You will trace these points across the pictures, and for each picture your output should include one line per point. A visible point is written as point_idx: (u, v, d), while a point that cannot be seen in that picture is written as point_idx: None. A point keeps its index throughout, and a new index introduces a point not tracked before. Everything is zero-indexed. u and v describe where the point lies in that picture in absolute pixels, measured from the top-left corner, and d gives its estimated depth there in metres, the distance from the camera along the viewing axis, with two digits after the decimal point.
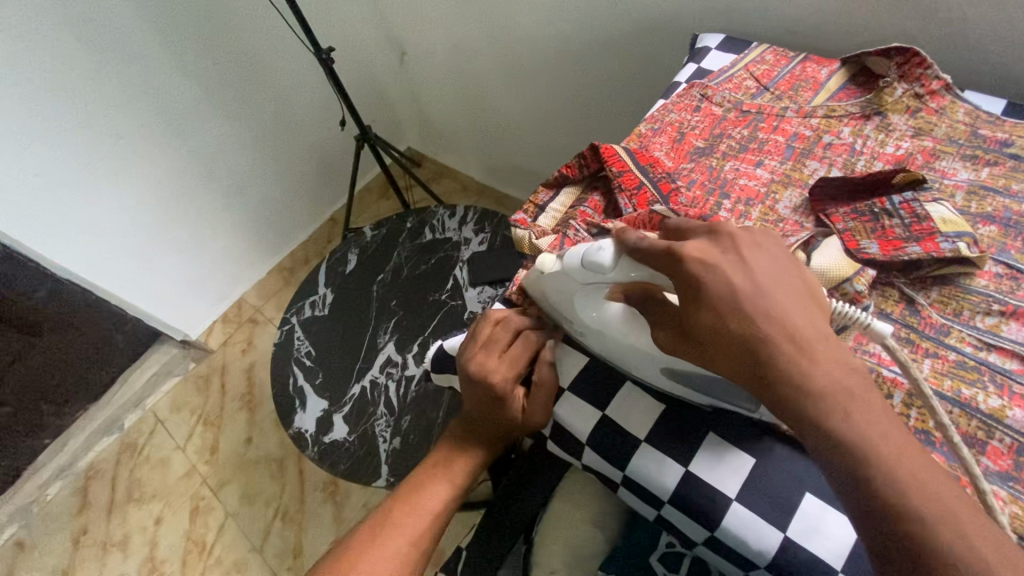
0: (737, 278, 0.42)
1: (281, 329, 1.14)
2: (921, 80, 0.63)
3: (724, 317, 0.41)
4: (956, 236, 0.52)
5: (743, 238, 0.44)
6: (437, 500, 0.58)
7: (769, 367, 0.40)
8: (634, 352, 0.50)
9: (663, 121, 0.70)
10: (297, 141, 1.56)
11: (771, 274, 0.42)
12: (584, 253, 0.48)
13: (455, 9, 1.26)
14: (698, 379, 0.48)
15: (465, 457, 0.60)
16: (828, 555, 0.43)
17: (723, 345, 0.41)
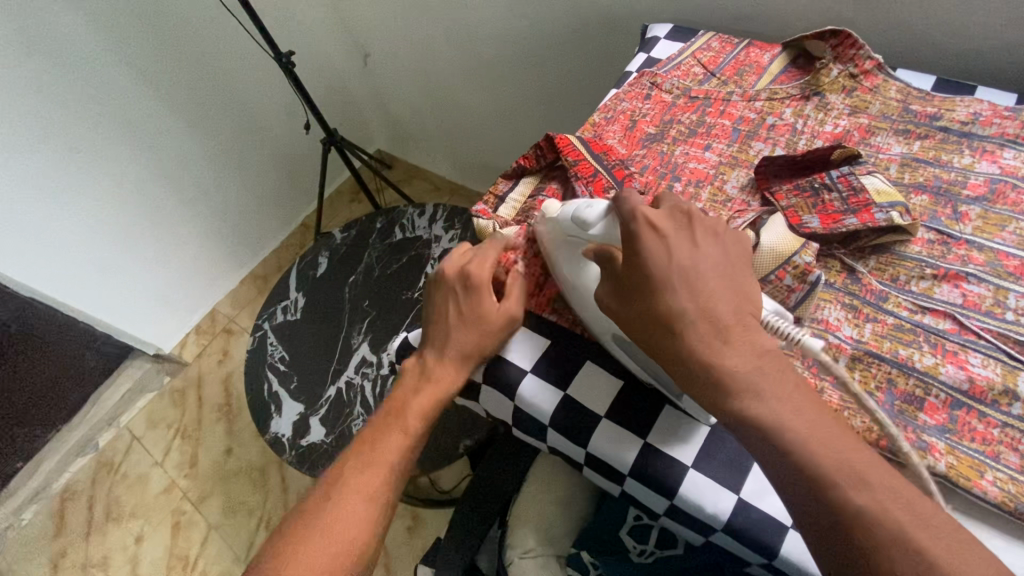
0: (676, 248, 0.43)
1: (254, 335, 1.13)
2: (854, 61, 0.66)
3: (648, 277, 0.43)
4: (889, 207, 0.54)
5: (701, 221, 0.45)
6: (394, 453, 0.53)
7: (681, 336, 0.42)
8: (589, 307, 0.53)
9: (615, 110, 0.72)
10: (263, 147, 1.54)
11: (711, 256, 0.44)
12: (575, 208, 0.51)
13: (414, 8, 1.26)
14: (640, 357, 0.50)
15: (425, 396, 0.54)
16: (778, 513, 0.46)
17: (641, 308, 0.43)
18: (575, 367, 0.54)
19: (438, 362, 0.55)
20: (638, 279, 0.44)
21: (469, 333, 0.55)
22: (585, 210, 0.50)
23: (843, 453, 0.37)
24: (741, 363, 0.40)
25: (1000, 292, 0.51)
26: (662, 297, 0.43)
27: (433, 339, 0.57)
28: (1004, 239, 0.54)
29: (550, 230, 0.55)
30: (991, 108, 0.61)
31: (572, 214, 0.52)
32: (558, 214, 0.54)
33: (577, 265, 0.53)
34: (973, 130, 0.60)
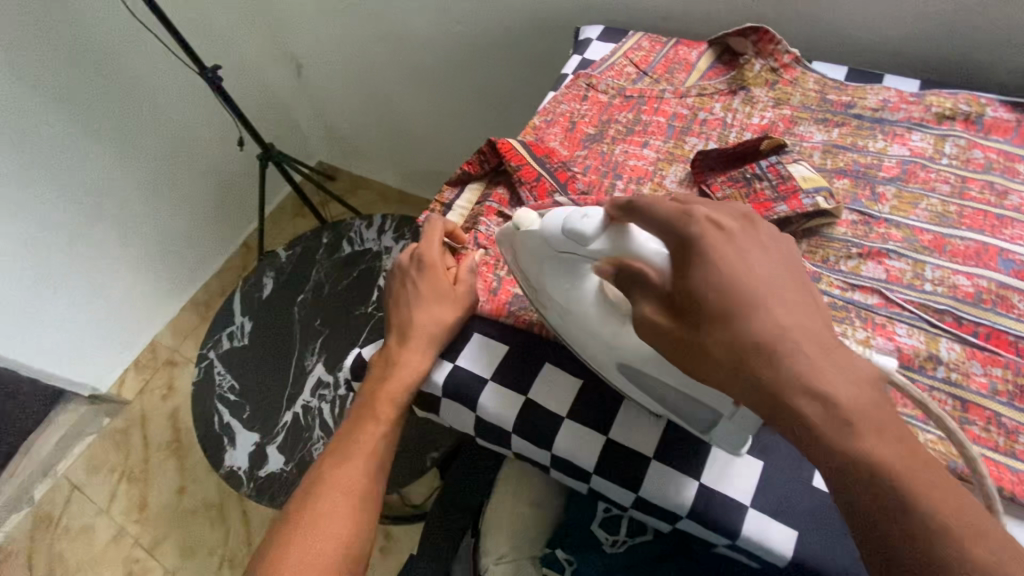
0: (738, 259, 0.36)
1: (199, 365, 1.08)
2: (774, 56, 0.70)
3: (724, 298, 0.35)
4: (814, 192, 0.58)
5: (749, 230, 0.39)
6: (371, 441, 0.55)
7: (782, 371, 0.34)
8: (587, 327, 0.48)
9: (554, 112, 0.73)
10: (195, 166, 1.47)
11: (773, 264, 0.37)
12: (566, 219, 0.44)
13: (346, 17, 1.24)
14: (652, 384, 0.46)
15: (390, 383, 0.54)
16: (737, 493, 0.47)
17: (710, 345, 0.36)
18: (534, 369, 0.54)
19: (402, 347, 0.55)
20: (719, 299, 0.36)
21: (427, 310, 0.56)
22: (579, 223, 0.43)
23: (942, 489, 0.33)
24: (844, 415, 0.33)
25: (917, 266, 0.55)
26: (747, 321, 0.35)
27: (397, 327, 0.57)
28: (918, 215, 0.58)
29: (534, 241, 0.48)
30: (897, 95, 0.66)
31: (562, 228, 0.45)
32: (542, 226, 0.47)
33: (572, 280, 0.47)
34: (883, 116, 0.65)
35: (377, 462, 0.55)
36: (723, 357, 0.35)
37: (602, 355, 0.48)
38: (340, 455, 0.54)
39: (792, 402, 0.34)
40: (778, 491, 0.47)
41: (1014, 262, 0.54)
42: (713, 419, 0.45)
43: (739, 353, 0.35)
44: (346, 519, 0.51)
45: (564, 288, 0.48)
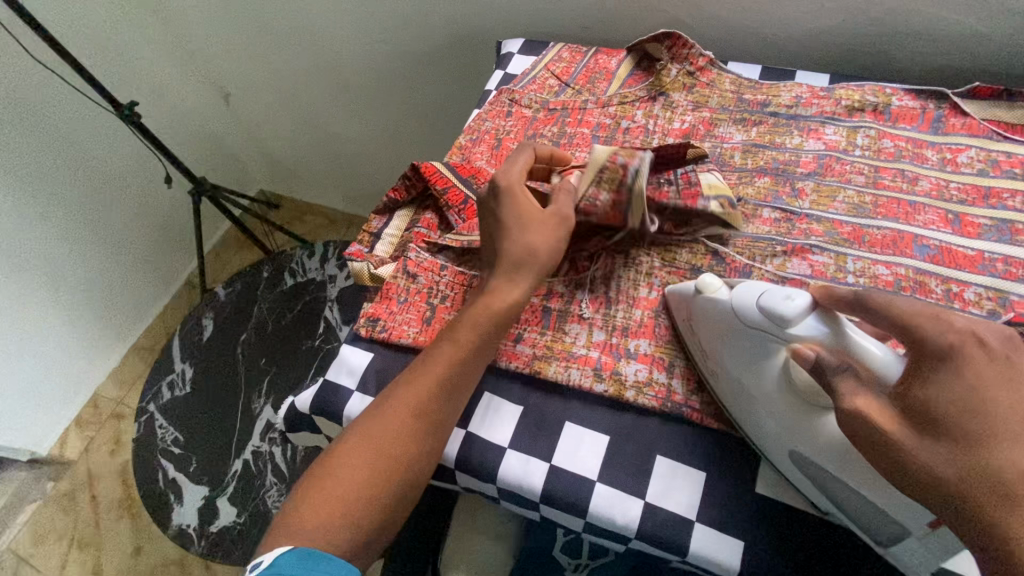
0: (998, 388, 0.35)
1: (139, 420, 1.02)
2: (689, 60, 0.70)
3: (965, 418, 0.35)
4: (714, 197, 0.57)
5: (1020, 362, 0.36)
6: (442, 362, 0.49)
7: (1022, 515, 0.32)
8: (760, 406, 0.45)
9: (479, 130, 0.72)
10: (124, 208, 1.39)
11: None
12: (766, 295, 0.43)
13: (272, 41, 1.20)
14: (830, 483, 0.42)
15: (454, 347, 0.49)
16: (682, 508, 0.47)
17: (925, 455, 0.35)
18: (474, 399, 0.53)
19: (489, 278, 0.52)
20: (964, 418, 0.35)
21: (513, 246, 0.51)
22: (783, 303, 0.42)
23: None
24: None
25: (840, 258, 0.56)
26: (988, 447, 0.34)
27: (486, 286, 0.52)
28: (837, 208, 0.59)
29: (717, 311, 0.47)
30: (809, 90, 0.67)
31: (761, 302, 0.44)
32: (735, 299, 0.46)
33: (757, 356, 0.45)
34: (797, 112, 0.66)
35: (447, 388, 0.48)
36: (948, 477, 0.34)
37: (773, 440, 0.45)
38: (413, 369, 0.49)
39: (1007, 539, 0.31)
40: (720, 500, 0.47)
41: (929, 248, 0.55)
42: (877, 515, 0.41)
43: (963, 476, 0.34)
44: (376, 485, 0.45)
45: (739, 361, 0.46)
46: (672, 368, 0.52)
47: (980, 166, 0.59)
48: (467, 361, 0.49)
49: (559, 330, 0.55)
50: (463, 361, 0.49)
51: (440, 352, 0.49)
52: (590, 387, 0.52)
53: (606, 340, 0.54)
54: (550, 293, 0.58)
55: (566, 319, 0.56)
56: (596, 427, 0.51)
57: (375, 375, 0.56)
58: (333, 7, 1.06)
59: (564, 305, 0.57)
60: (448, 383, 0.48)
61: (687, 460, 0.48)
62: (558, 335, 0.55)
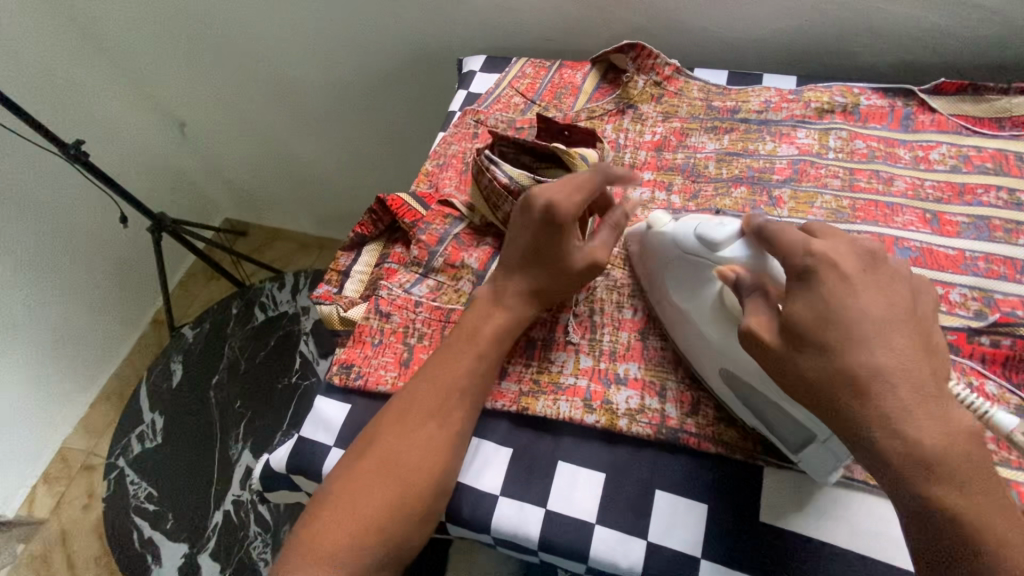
0: (852, 299, 0.37)
1: (108, 478, 0.96)
2: (655, 70, 0.69)
3: (835, 330, 0.37)
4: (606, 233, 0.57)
5: (874, 275, 0.39)
6: (464, 375, 0.48)
7: (871, 406, 0.35)
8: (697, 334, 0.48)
9: (446, 154, 0.70)
10: (79, 249, 1.31)
11: (891, 305, 0.37)
12: (700, 225, 0.47)
13: (225, 65, 1.15)
14: (756, 399, 0.45)
15: (470, 354, 0.49)
16: (687, 544, 0.45)
17: (805, 361, 0.37)
18: None
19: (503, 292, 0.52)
20: (829, 329, 0.37)
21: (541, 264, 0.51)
22: (714, 227, 0.46)
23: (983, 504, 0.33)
24: (921, 453, 0.34)
25: None
26: (848, 350, 0.36)
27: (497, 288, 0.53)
28: (816, 214, 0.57)
29: (663, 244, 0.51)
30: (777, 94, 0.66)
31: (694, 231, 0.47)
32: (672, 228, 0.50)
33: (694, 282, 0.48)
34: (768, 117, 0.65)
35: (470, 398, 0.48)
36: (816, 377, 0.37)
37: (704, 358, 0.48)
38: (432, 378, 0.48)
39: (868, 431, 0.35)
40: (725, 533, 0.45)
41: (910, 250, 0.53)
42: (790, 419, 0.43)
43: (829, 379, 0.36)
44: (403, 500, 0.44)
45: (680, 289, 0.49)
46: (665, 393, 0.50)
47: (953, 162, 0.59)
48: (485, 370, 0.49)
49: (545, 360, 0.53)
50: (482, 371, 0.49)
51: (461, 361, 0.49)
52: (581, 420, 0.49)
53: (595, 366, 0.52)
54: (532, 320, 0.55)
55: (551, 347, 0.54)
56: (590, 463, 0.48)
57: (352, 428, 0.53)
58: (287, 30, 1.03)
59: (548, 333, 0.54)
60: (468, 392, 0.48)
61: (687, 493, 0.46)
62: (543, 364, 0.53)
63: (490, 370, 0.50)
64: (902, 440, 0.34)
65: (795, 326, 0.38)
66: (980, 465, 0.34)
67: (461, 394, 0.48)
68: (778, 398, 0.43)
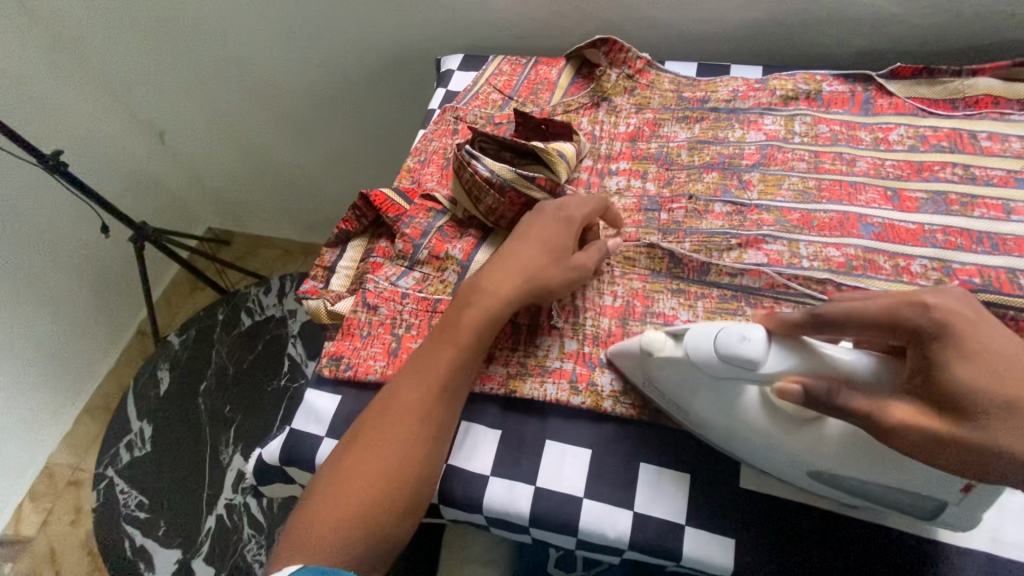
0: (1002, 349, 0.35)
1: (97, 488, 0.96)
2: (627, 63, 0.72)
3: (1011, 392, 0.34)
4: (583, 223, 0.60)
5: (984, 311, 0.37)
6: (446, 364, 0.49)
7: None
8: (777, 447, 0.43)
9: (427, 151, 0.71)
10: (60, 262, 1.30)
11: (1016, 340, 0.36)
12: (729, 346, 0.41)
13: (204, 73, 1.15)
14: (870, 487, 0.42)
15: (453, 344, 0.50)
16: (671, 513, 0.46)
17: (1004, 436, 0.33)
18: None
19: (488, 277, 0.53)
20: (1003, 387, 0.34)
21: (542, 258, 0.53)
22: (742, 345, 0.41)
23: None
24: None
25: (793, 245, 0.56)
26: None
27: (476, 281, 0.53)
28: (784, 196, 0.59)
29: (681, 368, 0.45)
30: (744, 83, 0.69)
31: (721, 353, 0.42)
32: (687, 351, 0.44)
33: (738, 397, 0.43)
34: (736, 106, 0.68)
35: (452, 387, 0.49)
36: (1019, 452, 0.33)
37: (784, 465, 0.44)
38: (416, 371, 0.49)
39: None
40: (708, 500, 0.47)
41: (873, 226, 0.56)
42: (919, 496, 0.41)
43: None
44: (386, 486, 0.44)
45: (724, 409, 0.44)
46: None
47: (911, 143, 0.62)
48: (467, 360, 0.50)
49: (531, 345, 0.54)
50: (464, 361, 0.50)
51: (445, 353, 0.50)
52: (567, 400, 0.51)
53: (579, 349, 0.54)
54: None
55: (536, 332, 0.55)
56: (577, 441, 0.50)
57: (343, 419, 0.54)
58: (266, 35, 1.03)
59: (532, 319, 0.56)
60: (449, 381, 0.49)
61: (670, 465, 0.48)
62: (530, 349, 0.54)
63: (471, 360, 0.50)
64: None
65: (979, 403, 0.34)
66: None
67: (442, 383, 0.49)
68: (887, 477, 0.40)
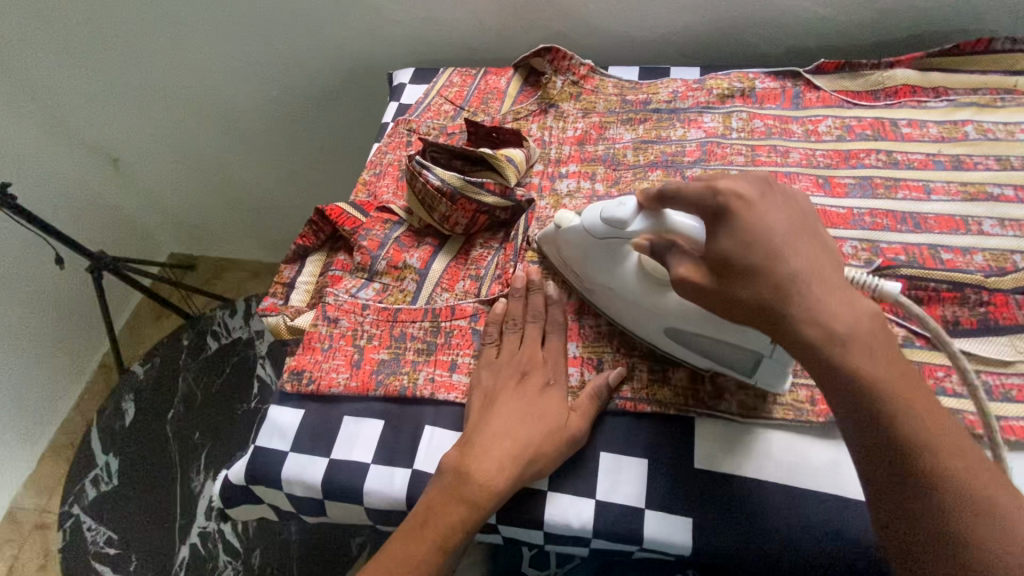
0: (762, 218, 0.38)
1: (64, 527, 0.94)
2: (571, 70, 0.74)
3: (756, 252, 0.37)
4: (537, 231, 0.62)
5: (773, 192, 0.40)
6: (486, 480, 0.45)
7: (800, 308, 0.36)
8: (639, 309, 0.50)
9: (382, 163, 0.72)
10: (15, 298, 1.26)
11: (788, 216, 0.39)
12: (604, 209, 0.50)
13: (158, 97, 1.14)
14: (703, 340, 0.48)
15: (488, 458, 0.46)
16: (631, 498, 0.48)
17: (741, 292, 0.38)
18: (414, 435, 0.53)
19: (503, 395, 0.50)
20: (750, 254, 0.38)
21: (544, 379, 0.52)
22: (616, 210, 0.49)
23: (897, 379, 0.35)
24: (840, 345, 0.36)
25: None
26: (771, 266, 0.37)
27: (500, 399, 0.50)
28: None
29: (577, 237, 0.53)
30: (683, 84, 0.72)
31: (602, 217, 0.50)
32: (582, 223, 0.52)
33: (614, 260, 0.51)
34: (676, 106, 0.71)
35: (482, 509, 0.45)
36: (750, 301, 0.38)
37: (648, 325, 0.51)
38: (449, 480, 0.46)
39: (805, 337, 0.36)
40: (666, 482, 0.48)
41: None
42: (736, 351, 0.47)
43: (764, 300, 0.37)
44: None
45: (603, 270, 0.52)
46: (601, 365, 0.54)
47: (838, 133, 0.65)
48: (503, 488, 0.46)
49: None
50: (502, 489, 0.45)
51: (482, 470, 0.46)
52: None
53: None
54: (477, 313, 0.58)
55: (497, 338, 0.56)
56: None
57: (308, 433, 0.54)
58: (219, 57, 1.03)
59: None
60: (480, 505, 0.45)
61: (628, 452, 0.50)
62: None
63: (507, 479, 0.46)
64: (827, 334, 0.36)
65: (723, 260, 0.39)
66: (879, 339, 0.36)
67: (477, 504, 0.45)
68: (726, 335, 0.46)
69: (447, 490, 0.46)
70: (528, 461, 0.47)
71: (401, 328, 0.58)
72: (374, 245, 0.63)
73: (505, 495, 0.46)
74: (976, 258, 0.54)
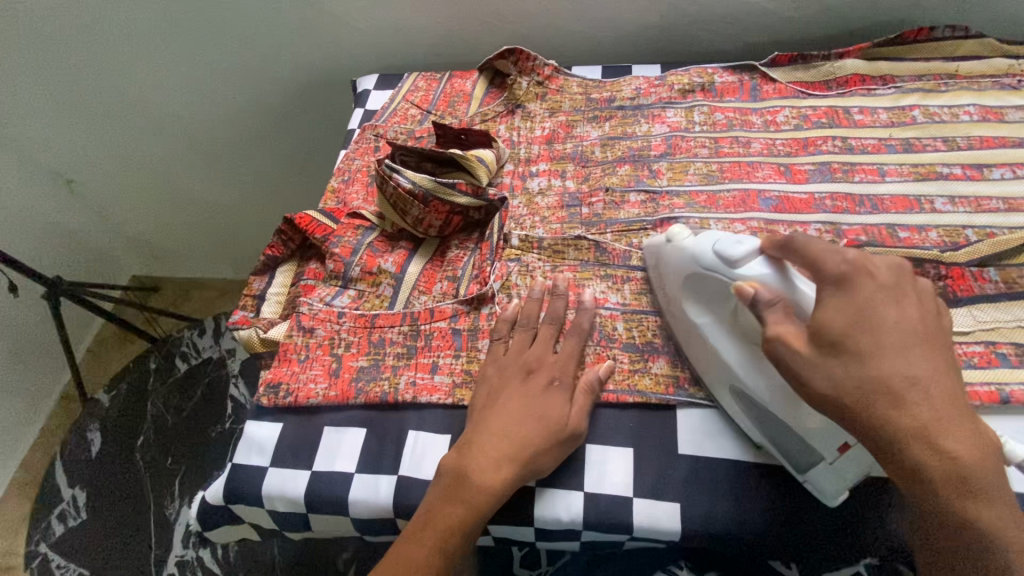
0: (882, 308, 0.38)
1: (31, 567, 0.89)
2: (535, 71, 0.75)
3: (865, 339, 0.37)
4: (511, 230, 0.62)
5: (899, 288, 0.39)
6: (486, 482, 0.45)
7: (905, 413, 0.36)
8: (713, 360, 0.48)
9: (350, 170, 0.72)
10: None
11: (913, 315, 0.38)
12: (719, 241, 0.46)
13: (112, 114, 1.10)
14: (769, 418, 0.46)
15: (486, 460, 0.46)
16: (619, 487, 0.48)
17: (837, 375, 0.38)
18: (398, 441, 0.52)
19: (505, 393, 0.50)
20: (858, 339, 0.38)
21: (551, 375, 0.51)
22: (731, 246, 0.45)
23: (997, 508, 0.35)
24: (951, 463, 0.35)
25: (703, 223, 0.60)
26: (880, 361, 0.37)
27: (502, 398, 0.49)
28: (691, 180, 0.64)
29: (679, 259, 0.50)
30: (645, 81, 0.74)
31: (712, 249, 0.46)
32: (688, 246, 0.49)
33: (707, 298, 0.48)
34: (640, 102, 0.72)
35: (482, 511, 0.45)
36: (848, 389, 0.37)
37: (715, 374, 0.49)
38: (450, 486, 0.46)
39: (906, 444, 0.36)
40: (651, 470, 0.49)
41: (771, 200, 0.61)
42: (796, 442, 0.44)
43: (864, 393, 0.37)
44: None
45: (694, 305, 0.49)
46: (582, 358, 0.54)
47: (795, 122, 0.68)
48: (502, 489, 0.45)
49: (473, 350, 0.55)
50: (501, 489, 0.45)
51: (482, 473, 0.45)
52: None
53: None
54: (456, 314, 0.58)
55: (477, 337, 0.56)
56: None
57: (289, 447, 0.53)
58: (175, 70, 1.01)
59: (472, 324, 0.57)
60: (479, 507, 0.45)
61: (613, 442, 0.50)
62: (472, 355, 0.55)
63: (507, 481, 0.45)
64: (936, 448, 0.36)
65: (828, 341, 0.38)
66: (988, 466, 0.36)
67: (478, 507, 0.45)
68: (795, 418, 0.44)
69: (445, 491, 0.46)
70: (526, 461, 0.46)
71: (379, 334, 0.57)
72: (347, 251, 0.62)
73: (504, 495, 0.45)
74: (931, 234, 0.57)
